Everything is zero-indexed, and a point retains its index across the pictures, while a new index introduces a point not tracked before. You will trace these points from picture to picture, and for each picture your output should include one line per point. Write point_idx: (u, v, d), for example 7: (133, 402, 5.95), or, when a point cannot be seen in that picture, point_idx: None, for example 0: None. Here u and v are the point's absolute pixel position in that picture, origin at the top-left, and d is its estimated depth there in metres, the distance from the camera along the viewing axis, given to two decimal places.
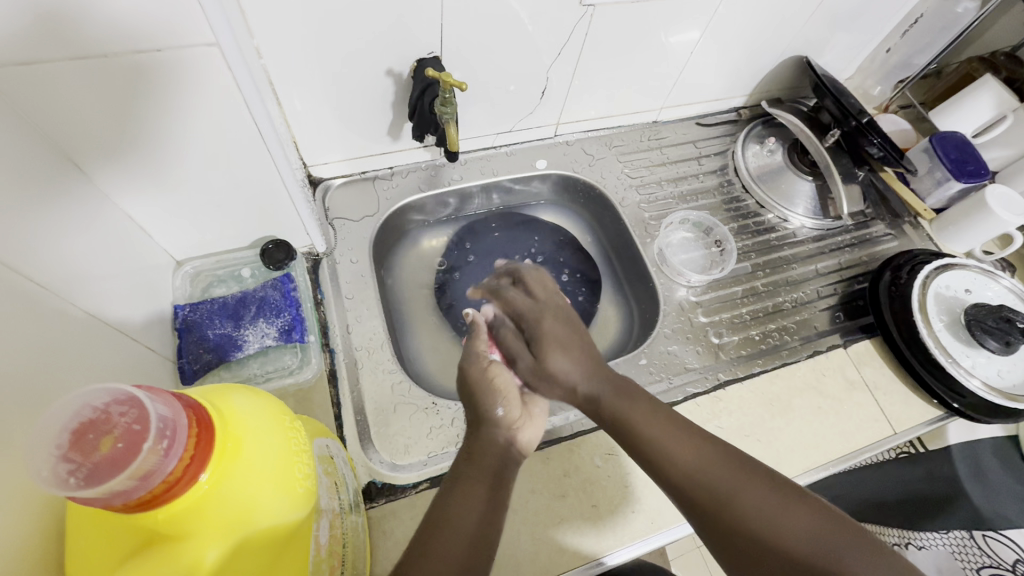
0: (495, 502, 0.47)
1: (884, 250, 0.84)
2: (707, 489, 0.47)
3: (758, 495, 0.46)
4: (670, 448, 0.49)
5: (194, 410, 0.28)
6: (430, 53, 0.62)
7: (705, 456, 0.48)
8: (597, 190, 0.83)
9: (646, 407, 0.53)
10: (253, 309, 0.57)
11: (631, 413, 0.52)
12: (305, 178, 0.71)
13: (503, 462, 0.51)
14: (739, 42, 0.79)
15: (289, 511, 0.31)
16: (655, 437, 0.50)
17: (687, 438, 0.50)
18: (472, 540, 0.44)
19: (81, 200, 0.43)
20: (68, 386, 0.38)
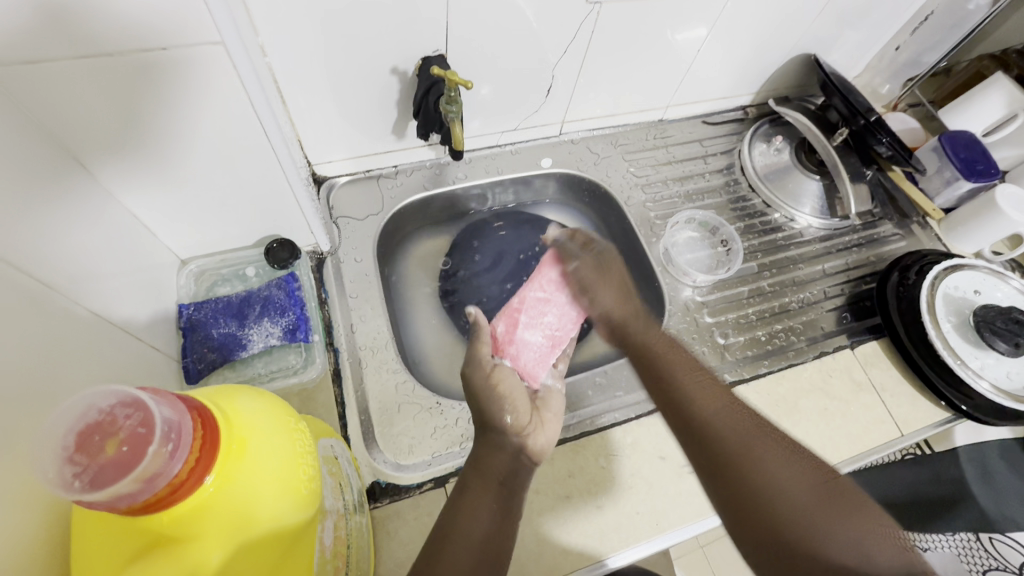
0: (502, 512, 0.50)
1: (892, 250, 0.83)
2: (711, 426, 0.52)
3: (758, 446, 0.49)
4: (690, 390, 0.55)
5: (198, 412, 0.28)
6: (435, 51, 0.61)
7: (720, 403, 0.54)
8: (603, 189, 0.83)
9: (678, 357, 0.59)
10: (257, 309, 0.57)
11: (663, 358, 0.60)
12: (309, 177, 0.71)
13: (509, 476, 0.53)
14: (746, 40, 0.78)
15: (294, 512, 0.31)
16: (678, 378, 0.57)
17: (714, 396, 0.54)
18: (482, 546, 0.46)
19: (85, 197, 0.43)
20: (75, 385, 0.38)
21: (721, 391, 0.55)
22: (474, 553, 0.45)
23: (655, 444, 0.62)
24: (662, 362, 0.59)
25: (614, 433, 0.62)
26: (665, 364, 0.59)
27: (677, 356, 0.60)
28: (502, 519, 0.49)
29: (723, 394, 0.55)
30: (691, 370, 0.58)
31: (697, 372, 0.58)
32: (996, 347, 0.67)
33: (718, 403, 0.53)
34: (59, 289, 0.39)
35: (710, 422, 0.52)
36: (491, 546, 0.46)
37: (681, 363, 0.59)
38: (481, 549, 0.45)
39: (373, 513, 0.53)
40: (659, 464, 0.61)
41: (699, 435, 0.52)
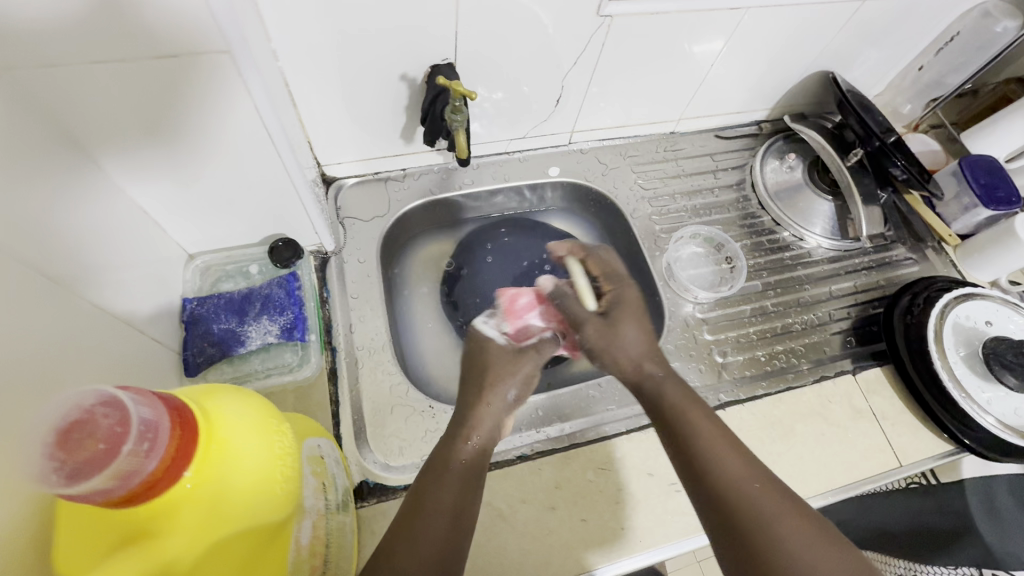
0: (471, 481, 0.49)
1: (903, 275, 0.81)
2: (740, 506, 0.44)
3: (786, 523, 0.42)
4: (717, 459, 0.46)
5: (178, 414, 0.29)
6: (444, 60, 0.62)
7: (748, 477, 0.45)
8: (609, 200, 0.83)
9: (702, 414, 0.50)
10: (257, 306, 0.58)
11: (687, 416, 0.50)
12: (318, 177, 0.72)
13: (481, 453, 0.52)
14: (762, 55, 0.77)
15: (268, 513, 0.32)
16: (703, 442, 0.48)
17: (729, 442, 0.48)
18: (451, 511, 0.46)
19: (97, 194, 0.45)
20: (79, 373, 0.40)
21: (750, 458, 0.47)
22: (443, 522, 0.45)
23: (644, 460, 0.62)
24: (684, 421, 0.49)
25: (604, 447, 0.62)
26: (688, 422, 0.49)
27: (696, 411, 0.50)
28: (473, 489, 0.49)
29: (752, 464, 0.46)
30: (718, 431, 0.48)
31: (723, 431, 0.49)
32: (1004, 382, 0.65)
33: (747, 477, 0.45)
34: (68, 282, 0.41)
35: (738, 502, 0.44)
36: (460, 511, 0.46)
37: (704, 423, 0.49)
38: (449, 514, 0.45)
39: (359, 511, 0.54)
40: (648, 480, 0.60)
41: (724, 518, 0.44)
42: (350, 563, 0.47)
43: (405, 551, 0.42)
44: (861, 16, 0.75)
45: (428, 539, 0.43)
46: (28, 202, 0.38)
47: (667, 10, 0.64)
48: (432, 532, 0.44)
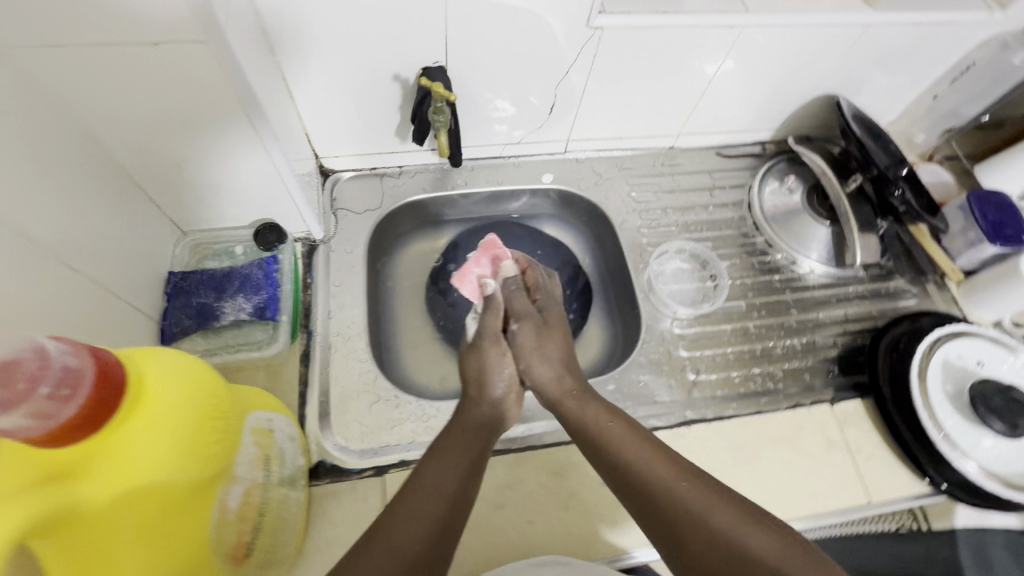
0: (471, 466, 0.51)
1: (899, 308, 0.79)
2: (659, 492, 0.46)
3: (716, 514, 0.43)
4: (631, 454, 0.50)
5: (104, 368, 0.31)
6: (435, 63, 0.64)
7: (665, 461, 0.49)
8: (599, 210, 0.83)
9: (613, 417, 0.54)
10: (235, 284, 0.61)
11: (598, 423, 0.54)
12: (316, 168, 0.75)
13: (484, 443, 0.55)
14: (763, 75, 0.77)
15: (187, 474, 0.34)
16: (617, 443, 0.51)
17: (651, 451, 0.50)
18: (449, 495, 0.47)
19: (93, 170, 0.49)
20: (52, 331, 0.43)
21: (660, 447, 0.51)
22: (440, 503, 0.46)
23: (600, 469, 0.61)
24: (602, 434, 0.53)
25: (562, 452, 0.62)
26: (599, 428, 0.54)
27: (604, 415, 0.55)
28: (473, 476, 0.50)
29: (666, 452, 0.50)
30: (626, 431, 0.53)
31: (632, 431, 0.53)
32: (991, 427, 0.62)
33: (655, 467, 0.48)
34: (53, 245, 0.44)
35: (656, 489, 0.46)
36: (456, 496, 0.48)
37: (614, 428, 0.53)
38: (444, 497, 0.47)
39: (312, 489, 0.56)
40: (601, 489, 0.60)
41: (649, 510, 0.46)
42: (293, 536, 0.49)
43: (400, 530, 0.43)
44: (867, 40, 0.73)
45: (423, 520, 0.45)
46: (20, 169, 0.41)
47: (659, 26, 0.65)
48: (427, 514, 0.45)
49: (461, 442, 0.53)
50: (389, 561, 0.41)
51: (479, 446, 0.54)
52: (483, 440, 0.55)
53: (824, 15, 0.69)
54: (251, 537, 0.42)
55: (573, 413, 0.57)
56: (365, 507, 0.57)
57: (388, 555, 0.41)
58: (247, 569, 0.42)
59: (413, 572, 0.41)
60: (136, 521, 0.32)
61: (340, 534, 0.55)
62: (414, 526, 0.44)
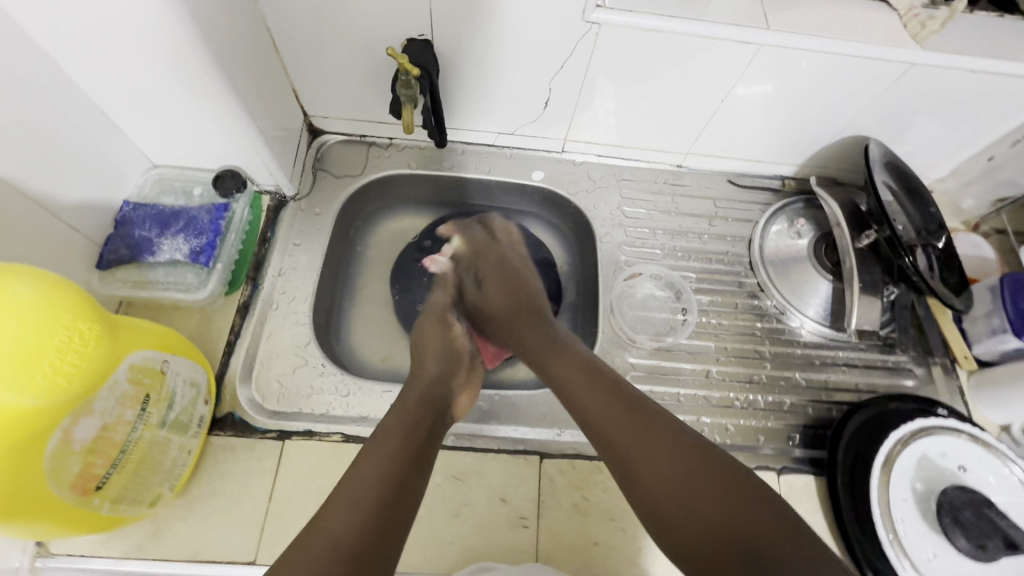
0: (413, 453, 0.49)
1: (893, 387, 0.70)
2: (640, 471, 0.45)
3: (686, 469, 0.44)
4: (608, 425, 0.49)
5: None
6: (421, 36, 0.62)
7: (645, 433, 0.46)
8: (585, 218, 0.79)
9: (589, 381, 0.52)
10: (179, 224, 0.61)
11: (576, 389, 0.52)
12: (303, 125, 0.75)
13: (422, 423, 0.52)
14: (787, 103, 0.69)
15: (14, 397, 0.35)
16: (593, 415, 0.50)
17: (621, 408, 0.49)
18: (385, 482, 0.45)
19: (45, 87, 0.50)
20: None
21: (638, 413, 0.48)
22: (382, 488, 0.45)
23: (502, 485, 0.58)
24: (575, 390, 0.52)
25: (469, 458, 0.59)
26: (575, 392, 0.52)
27: (581, 377, 0.53)
28: (415, 463, 0.48)
29: (648, 417, 0.48)
30: (605, 398, 0.50)
31: (610, 396, 0.50)
32: (955, 541, 0.55)
33: (633, 437, 0.47)
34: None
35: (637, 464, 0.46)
36: (395, 479, 0.46)
37: (596, 399, 0.51)
38: (382, 485, 0.45)
39: (211, 439, 0.57)
40: (497, 505, 0.57)
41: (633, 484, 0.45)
42: (168, 479, 0.50)
43: (333, 523, 0.42)
44: (911, 81, 0.64)
45: (362, 509, 0.43)
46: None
47: (666, 30, 0.59)
48: (362, 502, 0.43)
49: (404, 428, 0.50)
50: (324, 552, 0.40)
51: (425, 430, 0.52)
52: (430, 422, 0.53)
53: (861, 46, 0.61)
54: (106, 472, 0.42)
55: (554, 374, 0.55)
56: (258, 466, 0.56)
57: (324, 548, 0.40)
58: (97, 502, 0.43)
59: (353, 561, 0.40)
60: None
61: (228, 488, 0.55)
62: (349, 513, 0.42)
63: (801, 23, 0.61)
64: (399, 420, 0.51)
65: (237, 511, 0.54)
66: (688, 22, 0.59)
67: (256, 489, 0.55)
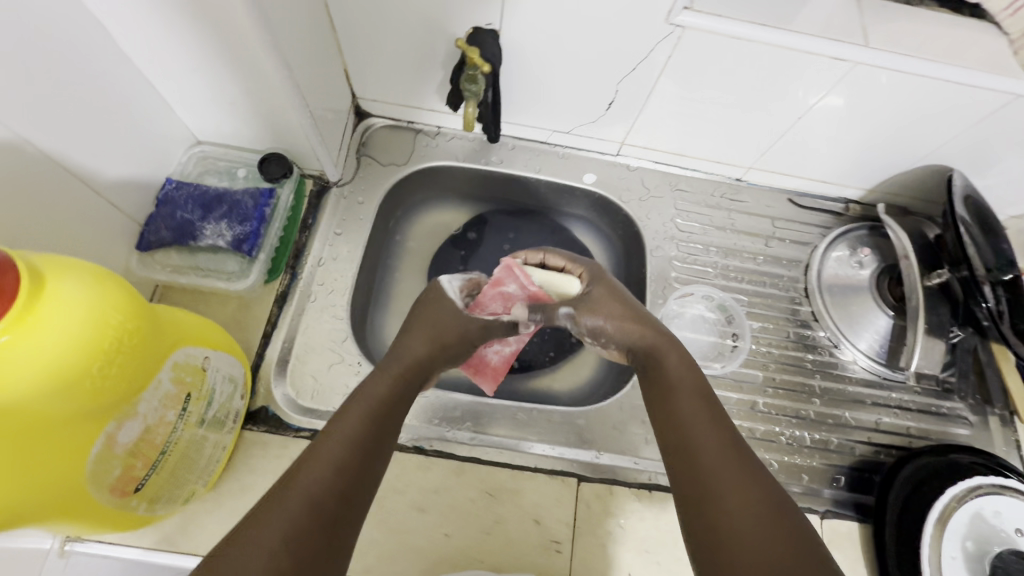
0: (386, 423, 0.45)
1: (946, 434, 0.67)
2: (717, 488, 0.41)
3: (753, 504, 0.39)
4: (693, 432, 0.45)
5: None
6: (488, 25, 0.58)
7: (735, 458, 0.42)
8: (636, 228, 0.76)
9: (697, 393, 0.48)
10: (223, 208, 0.58)
11: (681, 395, 0.48)
12: (351, 107, 0.71)
13: (403, 394, 0.48)
14: (869, 126, 0.65)
15: (62, 405, 0.33)
16: (683, 419, 0.46)
17: (715, 428, 0.45)
18: (355, 446, 0.41)
19: (93, 57, 0.46)
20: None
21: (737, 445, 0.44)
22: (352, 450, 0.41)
23: (536, 505, 0.56)
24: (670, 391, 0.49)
25: (505, 474, 0.57)
26: (676, 394, 0.49)
27: (692, 388, 0.49)
28: (382, 428, 0.45)
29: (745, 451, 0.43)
30: (702, 412, 0.46)
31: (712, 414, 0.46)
32: None
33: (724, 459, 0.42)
34: (17, 123, 0.41)
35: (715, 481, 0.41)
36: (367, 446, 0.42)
37: (691, 410, 0.47)
38: (355, 449, 0.41)
39: (245, 433, 0.55)
40: (531, 527, 0.55)
41: (703, 502, 0.41)
42: (201, 476, 0.49)
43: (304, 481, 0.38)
44: (1014, 113, 0.59)
45: (339, 467, 0.40)
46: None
47: (755, 39, 0.54)
48: (339, 465, 0.40)
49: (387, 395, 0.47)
50: (299, 512, 0.36)
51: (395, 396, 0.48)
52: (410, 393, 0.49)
53: (965, 73, 0.56)
54: (145, 474, 0.41)
55: (657, 372, 0.51)
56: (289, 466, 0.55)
57: (301, 501, 0.37)
58: (135, 503, 0.41)
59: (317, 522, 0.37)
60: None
61: (258, 485, 0.54)
62: (331, 472, 0.39)
63: (900, 41, 0.56)
64: (382, 389, 0.47)
65: None
66: (781, 32, 0.54)
67: None
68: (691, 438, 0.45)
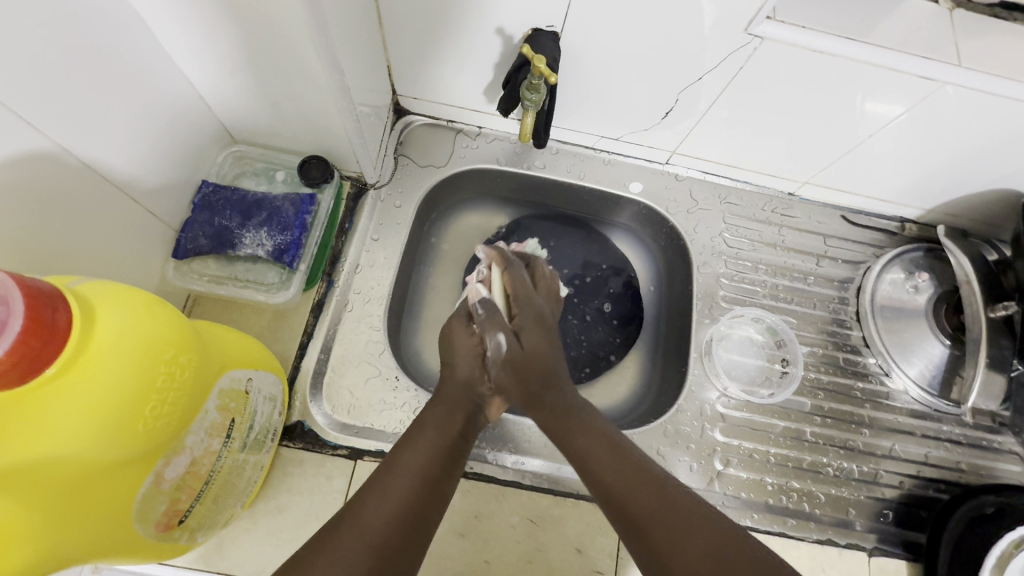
0: (449, 457, 0.47)
1: (997, 470, 0.65)
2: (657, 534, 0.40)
3: (686, 532, 0.39)
4: (620, 484, 0.44)
5: (34, 309, 0.27)
6: (550, 26, 0.54)
7: (657, 492, 0.42)
8: (682, 241, 0.73)
9: (610, 446, 0.48)
10: (263, 215, 0.56)
11: (596, 455, 0.47)
12: (390, 104, 0.68)
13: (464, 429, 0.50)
14: (943, 149, 0.60)
15: (114, 449, 0.31)
16: (607, 475, 0.45)
17: (630, 470, 0.45)
18: (422, 480, 0.43)
19: (129, 53, 0.43)
20: (37, 226, 0.39)
21: (675, 499, 0.42)
22: (417, 484, 0.43)
23: (579, 533, 0.54)
24: (584, 452, 0.48)
25: (546, 500, 0.55)
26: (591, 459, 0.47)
27: (611, 455, 0.47)
28: (447, 464, 0.46)
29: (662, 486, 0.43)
30: (620, 461, 0.46)
31: (635, 466, 0.45)
32: None
33: (657, 507, 0.41)
34: (55, 129, 0.38)
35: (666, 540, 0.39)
36: (429, 478, 0.44)
37: (611, 461, 0.46)
38: (418, 482, 0.43)
39: (281, 449, 0.53)
40: (573, 556, 0.54)
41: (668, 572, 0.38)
42: (240, 499, 0.47)
43: (371, 507, 0.40)
44: None
45: (396, 500, 0.41)
46: (31, 30, 0.34)
47: (836, 53, 0.50)
48: (403, 495, 0.42)
49: (439, 423, 0.49)
50: (362, 547, 0.37)
51: (460, 431, 0.49)
52: (463, 424, 0.50)
53: None
54: (189, 506, 0.39)
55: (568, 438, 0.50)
56: (326, 485, 0.53)
57: (362, 533, 0.38)
58: (177, 535, 0.39)
59: (382, 553, 0.38)
60: (34, 493, 0.28)
61: (293, 504, 0.52)
62: (392, 506, 0.40)
63: (994, 59, 0.52)
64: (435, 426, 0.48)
65: (304, 531, 0.51)
66: (866, 47, 0.50)
67: (324, 509, 0.52)
68: (619, 495, 0.44)
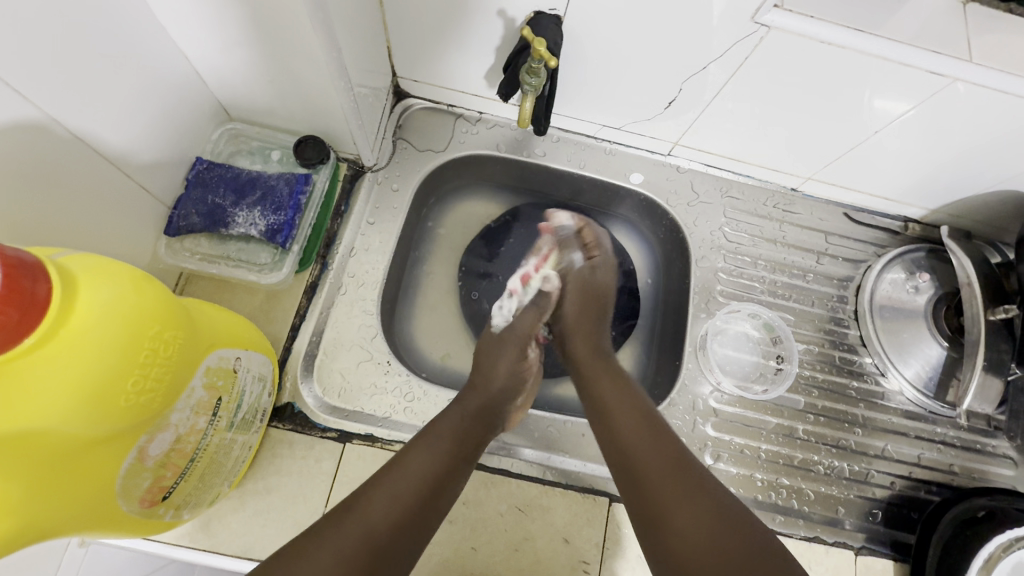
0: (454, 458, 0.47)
1: (989, 473, 0.65)
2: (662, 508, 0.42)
3: (685, 510, 0.41)
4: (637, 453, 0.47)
5: (13, 278, 0.27)
6: (552, 10, 0.52)
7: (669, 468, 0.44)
8: (681, 234, 0.72)
9: (636, 417, 0.49)
10: (257, 194, 0.55)
11: (618, 421, 0.50)
12: (390, 86, 0.67)
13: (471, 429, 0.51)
14: (950, 148, 0.59)
15: (94, 425, 0.30)
16: (628, 442, 0.48)
17: (650, 440, 0.47)
18: (427, 481, 0.44)
19: (123, 24, 0.42)
20: (24, 197, 0.38)
21: (687, 472, 0.44)
22: (420, 484, 0.44)
23: (566, 524, 0.54)
24: (608, 417, 0.51)
25: (534, 488, 0.55)
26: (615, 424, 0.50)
27: (635, 424, 0.49)
28: (455, 467, 0.47)
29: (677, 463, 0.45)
30: (641, 427, 0.48)
31: (655, 436, 0.47)
32: None
33: (668, 473, 0.44)
34: (45, 100, 0.38)
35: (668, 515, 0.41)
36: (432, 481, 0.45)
37: (636, 433, 0.48)
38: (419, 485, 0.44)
39: (270, 430, 0.53)
40: (560, 545, 0.54)
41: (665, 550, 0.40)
42: (227, 478, 0.47)
43: (376, 503, 0.41)
44: None
45: (402, 501, 0.42)
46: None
47: (845, 45, 0.49)
48: (407, 494, 0.43)
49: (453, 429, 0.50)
50: (356, 541, 0.38)
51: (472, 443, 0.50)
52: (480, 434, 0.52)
53: None
54: (174, 483, 0.39)
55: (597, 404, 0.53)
56: (314, 467, 0.53)
57: (361, 531, 0.39)
58: (161, 511, 0.40)
59: (377, 551, 0.39)
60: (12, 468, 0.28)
61: (281, 485, 0.52)
62: (391, 505, 0.41)
63: (1009, 56, 0.51)
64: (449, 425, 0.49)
65: (291, 512, 0.51)
66: (876, 39, 0.49)
67: (312, 491, 0.52)
68: (632, 459, 0.47)
